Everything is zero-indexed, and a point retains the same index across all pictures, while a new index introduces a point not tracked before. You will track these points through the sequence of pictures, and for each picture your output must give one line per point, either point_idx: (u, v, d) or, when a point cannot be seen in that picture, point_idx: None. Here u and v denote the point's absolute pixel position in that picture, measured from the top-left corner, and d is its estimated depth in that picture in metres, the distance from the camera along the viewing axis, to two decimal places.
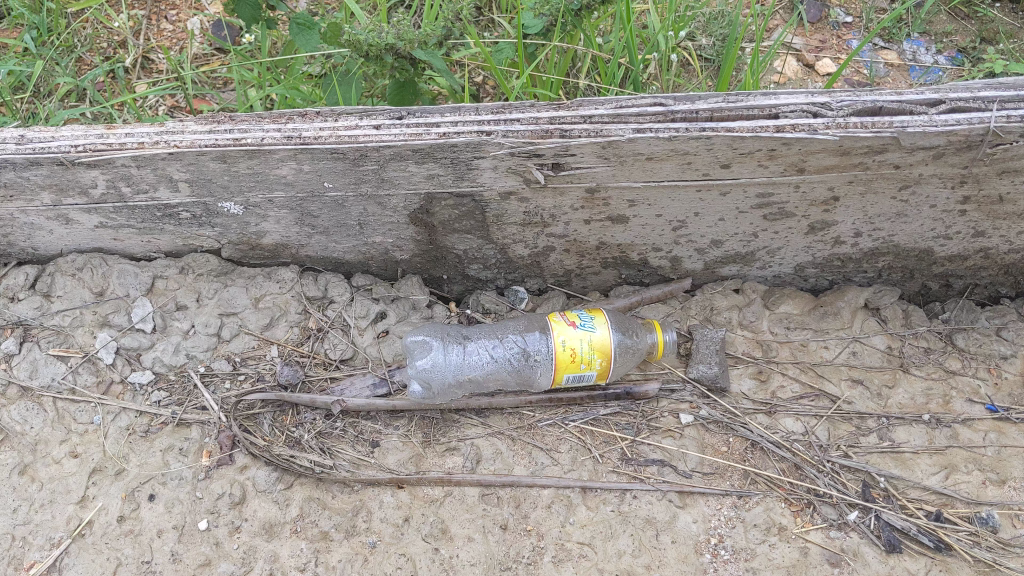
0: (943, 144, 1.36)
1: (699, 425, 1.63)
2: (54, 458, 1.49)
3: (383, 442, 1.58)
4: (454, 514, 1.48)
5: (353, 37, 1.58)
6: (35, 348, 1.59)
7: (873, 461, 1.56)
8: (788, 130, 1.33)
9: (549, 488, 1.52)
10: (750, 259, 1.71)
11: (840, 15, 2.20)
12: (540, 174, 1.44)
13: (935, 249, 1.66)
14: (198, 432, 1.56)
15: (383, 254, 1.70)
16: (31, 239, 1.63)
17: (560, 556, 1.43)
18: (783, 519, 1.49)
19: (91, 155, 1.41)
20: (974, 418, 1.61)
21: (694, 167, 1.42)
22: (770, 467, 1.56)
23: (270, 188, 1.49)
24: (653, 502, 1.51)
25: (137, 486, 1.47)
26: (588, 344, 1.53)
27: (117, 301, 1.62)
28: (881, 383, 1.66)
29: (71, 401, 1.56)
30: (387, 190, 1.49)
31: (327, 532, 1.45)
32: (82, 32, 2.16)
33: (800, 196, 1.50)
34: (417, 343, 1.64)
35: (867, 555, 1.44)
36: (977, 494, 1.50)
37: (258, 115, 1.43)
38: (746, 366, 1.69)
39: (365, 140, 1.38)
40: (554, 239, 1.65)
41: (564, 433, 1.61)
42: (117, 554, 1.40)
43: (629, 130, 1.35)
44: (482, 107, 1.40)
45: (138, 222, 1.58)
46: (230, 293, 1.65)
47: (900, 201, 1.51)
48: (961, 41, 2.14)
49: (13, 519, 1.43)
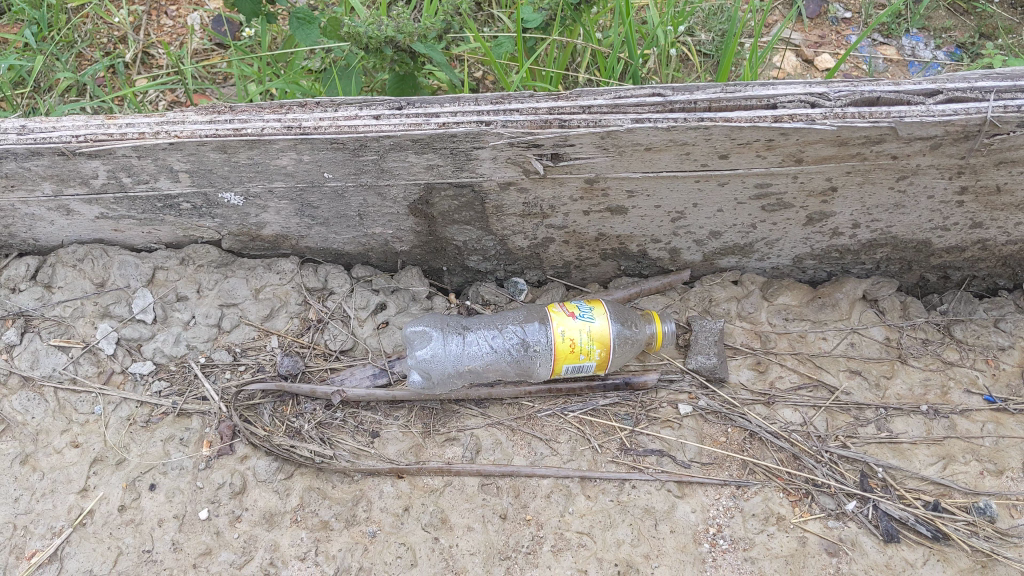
0: (941, 134, 1.36)
1: (698, 415, 1.63)
2: (55, 448, 1.50)
3: (383, 433, 1.59)
4: (453, 503, 1.49)
5: (353, 30, 1.57)
6: (35, 338, 1.59)
7: (872, 451, 1.57)
8: (786, 121, 1.34)
9: (548, 478, 1.53)
10: (748, 251, 1.72)
11: (839, 10, 2.21)
12: (539, 164, 1.44)
13: (933, 240, 1.66)
14: (199, 422, 1.56)
15: (383, 246, 1.71)
16: (32, 230, 1.64)
17: (559, 545, 1.44)
18: (781, 509, 1.50)
19: (92, 145, 1.41)
20: (972, 409, 1.62)
21: (692, 157, 1.43)
22: (769, 457, 1.57)
23: (271, 178, 1.49)
24: (652, 492, 1.51)
25: (137, 475, 1.48)
26: (587, 335, 1.53)
27: (117, 292, 1.63)
28: (879, 374, 1.67)
29: (72, 391, 1.56)
30: (386, 180, 1.50)
31: (327, 521, 1.46)
32: (82, 27, 2.16)
33: (798, 187, 1.51)
34: (417, 333, 1.66)
35: (864, 544, 1.45)
36: (975, 484, 1.50)
37: (258, 105, 1.44)
38: (745, 357, 1.70)
39: (365, 130, 1.38)
40: (553, 230, 1.66)
41: (563, 423, 1.61)
42: (118, 543, 1.41)
43: (627, 120, 1.36)
44: (482, 98, 1.41)
45: (139, 213, 1.58)
46: (230, 284, 1.66)
47: (898, 191, 1.51)
48: (960, 36, 2.14)
49: (14, 508, 1.43)
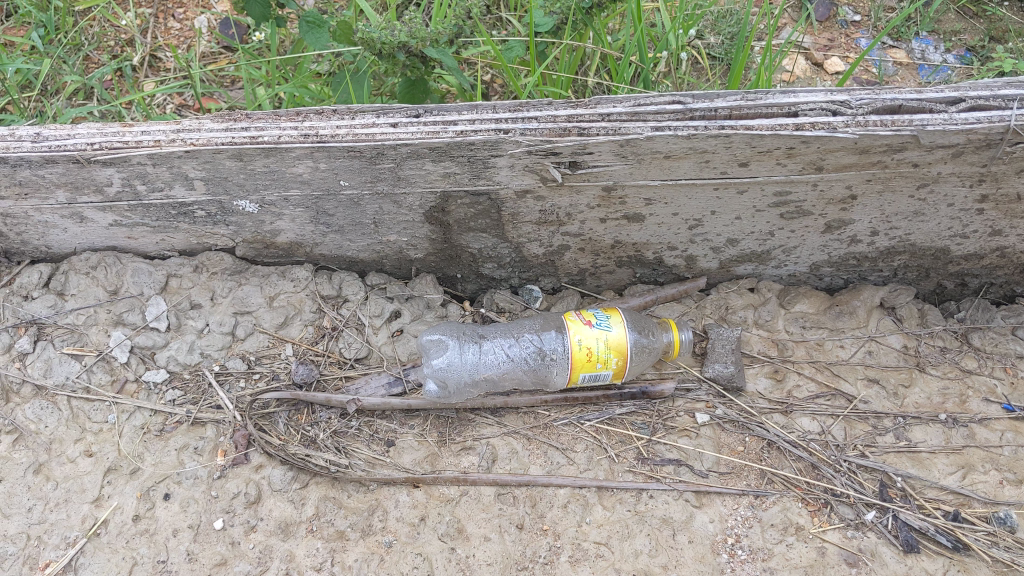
0: (963, 142, 1.35)
1: (715, 424, 1.62)
2: (69, 457, 1.49)
3: (398, 441, 1.58)
4: (469, 513, 1.48)
5: (366, 35, 1.55)
6: (49, 346, 1.58)
7: (890, 460, 1.55)
8: (808, 128, 1.32)
9: (565, 487, 1.52)
10: (766, 258, 1.71)
11: (848, 13, 2.19)
12: (556, 172, 1.43)
13: (951, 247, 1.65)
14: (214, 431, 1.56)
15: (397, 253, 1.70)
16: (45, 237, 1.63)
17: (577, 556, 1.42)
18: (800, 519, 1.48)
19: (108, 152, 1.40)
20: (990, 418, 1.60)
21: (712, 165, 1.42)
22: (787, 466, 1.55)
23: (286, 186, 1.48)
24: (670, 502, 1.50)
25: (152, 485, 1.47)
26: (604, 343, 1.52)
27: (130, 300, 1.62)
28: (897, 383, 1.65)
29: (85, 400, 1.55)
30: (403, 188, 1.49)
31: (343, 531, 1.45)
32: (89, 30, 2.14)
33: (818, 195, 1.49)
34: (433, 341, 1.65)
35: (885, 555, 1.43)
36: (995, 494, 1.49)
37: (274, 113, 1.43)
38: (762, 365, 1.69)
39: (382, 137, 1.37)
40: (569, 238, 1.65)
41: (580, 432, 1.60)
42: (132, 553, 1.40)
43: (647, 128, 1.34)
44: (499, 105, 1.39)
45: (153, 221, 1.58)
46: (244, 292, 1.65)
47: (918, 199, 1.50)
48: (970, 39, 2.13)
49: (28, 518, 1.42)
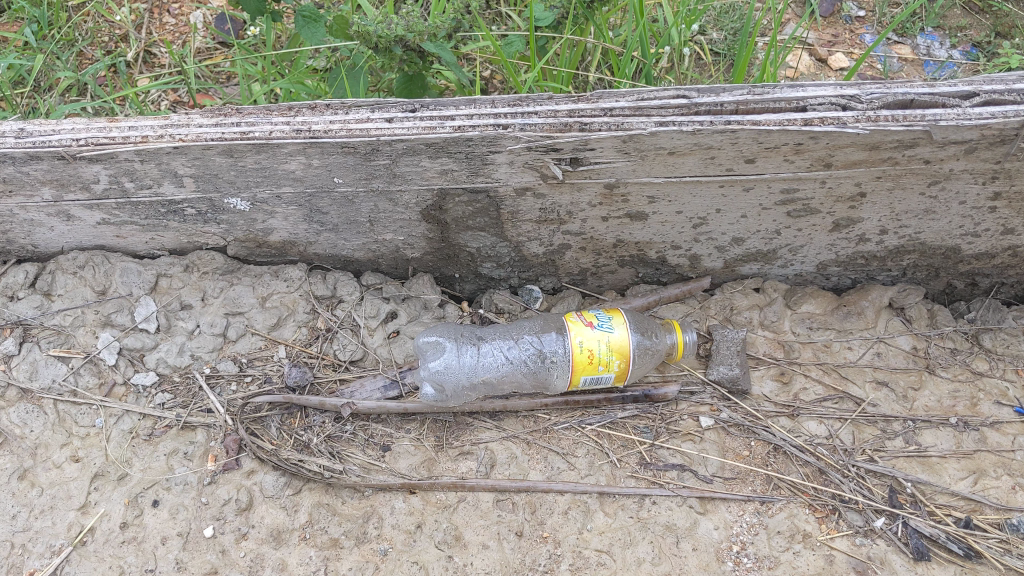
0: (977, 138, 1.30)
1: (720, 428, 1.58)
2: (55, 462, 1.45)
3: (394, 446, 1.54)
4: (467, 520, 1.43)
5: (362, 28, 1.50)
6: (35, 348, 1.54)
7: (899, 465, 1.51)
8: (816, 124, 1.28)
9: (565, 493, 1.47)
10: (771, 257, 1.67)
11: (852, 9, 2.15)
12: (557, 169, 1.39)
13: (962, 246, 1.60)
14: (204, 435, 1.52)
15: (393, 252, 1.66)
16: (31, 236, 1.59)
17: (578, 564, 1.38)
18: (807, 526, 1.44)
19: (93, 148, 1.36)
20: (1003, 421, 1.56)
21: (718, 161, 1.37)
22: (794, 471, 1.51)
23: (279, 183, 1.44)
24: (673, 508, 1.46)
25: (140, 491, 1.43)
26: (606, 345, 1.47)
27: (119, 300, 1.58)
28: (907, 385, 1.61)
29: (72, 403, 1.51)
30: (398, 186, 1.44)
31: (337, 539, 1.41)
32: (83, 26, 2.10)
33: (826, 193, 1.45)
34: (430, 344, 1.61)
35: (894, 563, 1.39)
36: (1007, 500, 1.45)
37: (265, 108, 1.39)
38: (768, 367, 1.65)
39: (377, 133, 1.33)
40: (570, 237, 1.60)
41: (581, 437, 1.56)
42: (119, 562, 1.36)
43: (651, 123, 1.30)
44: (498, 100, 1.36)
45: (142, 219, 1.53)
46: (236, 292, 1.61)
47: (928, 197, 1.46)
48: (976, 35, 2.08)
49: (13, 525, 1.39)
